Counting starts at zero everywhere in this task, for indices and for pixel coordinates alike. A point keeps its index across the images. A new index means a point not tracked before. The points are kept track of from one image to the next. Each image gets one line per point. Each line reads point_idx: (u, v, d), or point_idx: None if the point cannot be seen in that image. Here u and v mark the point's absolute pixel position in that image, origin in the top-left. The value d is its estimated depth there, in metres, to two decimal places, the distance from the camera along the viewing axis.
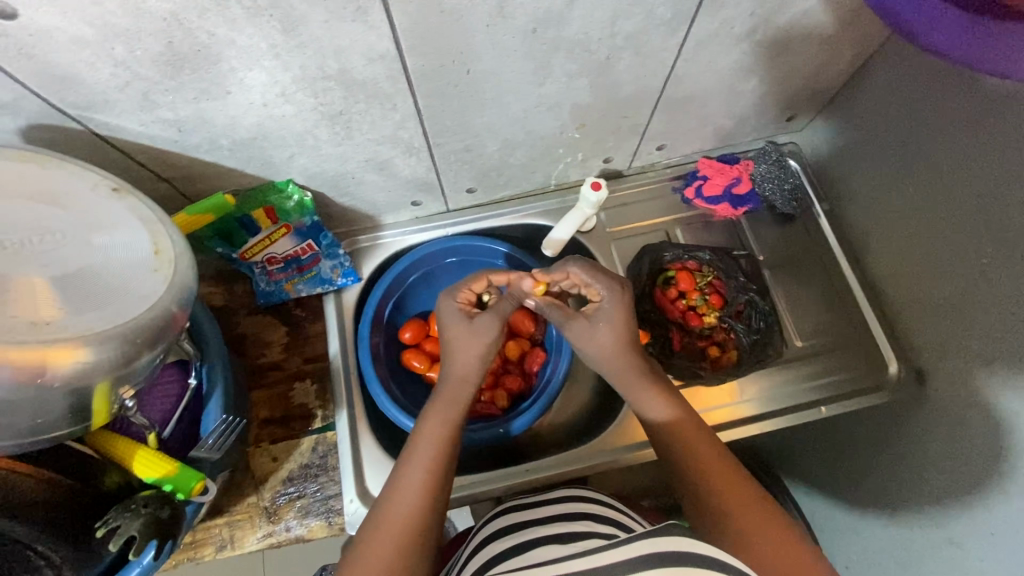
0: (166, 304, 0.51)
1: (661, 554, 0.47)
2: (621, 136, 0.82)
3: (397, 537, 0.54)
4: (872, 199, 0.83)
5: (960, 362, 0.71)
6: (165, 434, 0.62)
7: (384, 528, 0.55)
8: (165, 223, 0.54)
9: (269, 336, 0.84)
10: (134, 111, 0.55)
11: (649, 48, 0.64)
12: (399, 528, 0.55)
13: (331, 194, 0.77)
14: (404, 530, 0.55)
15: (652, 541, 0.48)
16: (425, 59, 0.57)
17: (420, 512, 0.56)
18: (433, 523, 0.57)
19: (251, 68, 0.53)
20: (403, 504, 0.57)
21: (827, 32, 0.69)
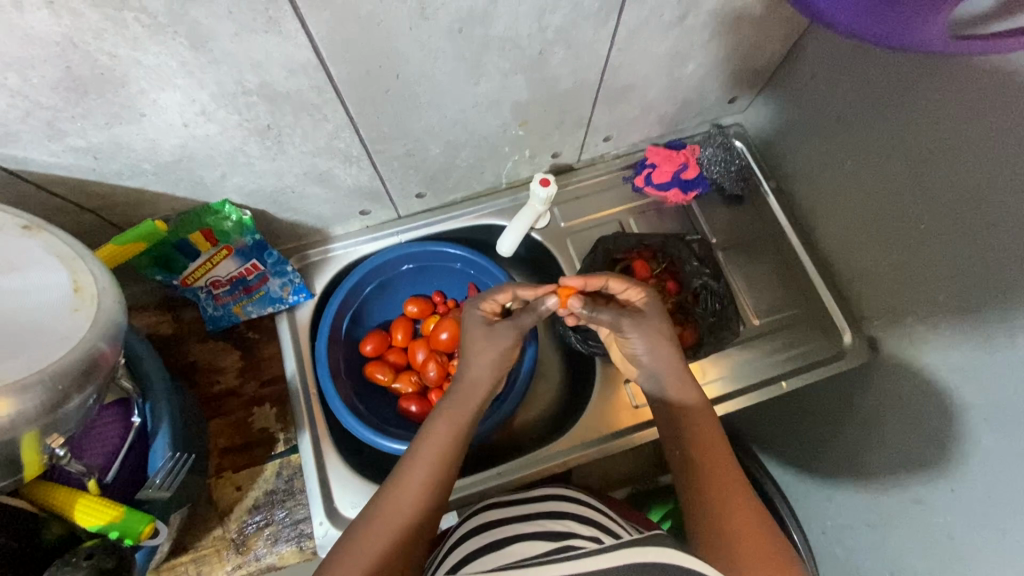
0: (90, 342, 0.47)
1: (638, 564, 0.48)
2: (566, 131, 0.81)
3: (394, 528, 0.54)
4: (816, 174, 0.85)
5: (911, 327, 0.73)
6: (107, 480, 0.58)
7: (384, 515, 0.55)
8: (85, 258, 0.50)
9: (222, 362, 0.81)
10: (41, 142, 0.52)
11: (581, 41, 0.63)
12: (396, 520, 0.55)
13: (273, 210, 0.75)
14: (402, 523, 0.55)
15: (630, 551, 0.49)
16: (351, 67, 0.55)
17: (418, 509, 0.56)
18: (427, 522, 0.57)
19: (163, 89, 0.50)
20: (405, 496, 0.57)
21: (755, 13, 0.70)
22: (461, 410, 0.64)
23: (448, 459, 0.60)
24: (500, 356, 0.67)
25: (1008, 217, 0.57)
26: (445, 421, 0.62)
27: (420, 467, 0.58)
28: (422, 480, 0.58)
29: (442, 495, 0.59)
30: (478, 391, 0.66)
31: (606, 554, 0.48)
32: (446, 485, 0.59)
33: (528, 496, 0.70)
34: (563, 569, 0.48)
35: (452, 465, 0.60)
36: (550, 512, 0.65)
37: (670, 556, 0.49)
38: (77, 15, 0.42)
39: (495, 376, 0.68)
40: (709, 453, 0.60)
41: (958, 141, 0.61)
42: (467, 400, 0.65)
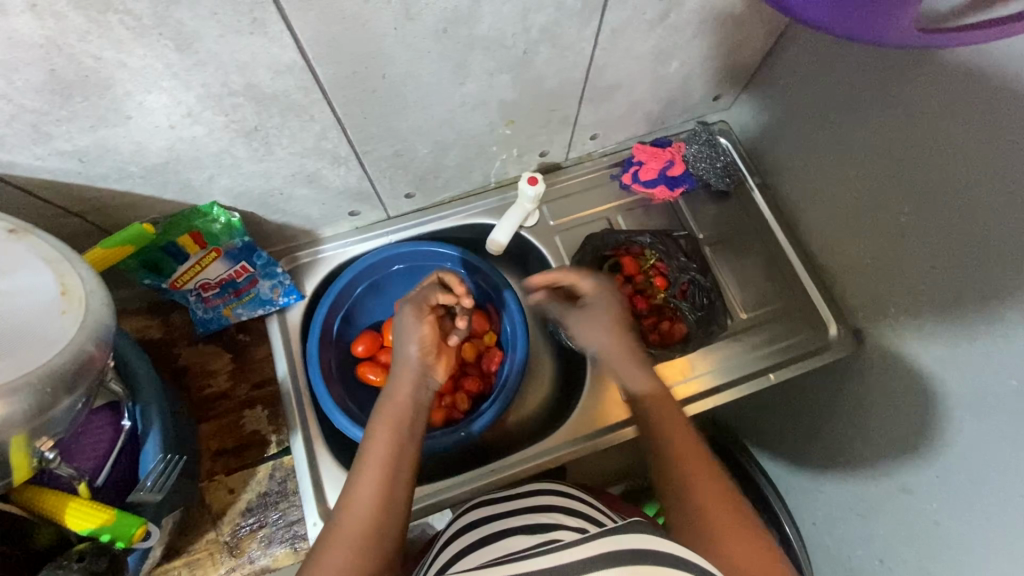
0: (80, 344, 0.48)
1: (621, 554, 0.47)
2: (553, 129, 0.82)
3: (353, 537, 0.53)
4: (799, 170, 0.86)
5: (894, 318, 0.75)
6: (98, 481, 0.59)
7: (341, 530, 0.54)
8: (74, 261, 0.50)
9: (212, 365, 0.81)
10: (26, 145, 0.52)
11: (566, 40, 0.64)
12: (353, 529, 0.54)
13: (261, 212, 0.75)
14: (361, 529, 0.54)
15: (614, 540, 0.49)
16: (337, 67, 0.55)
17: (375, 509, 0.56)
18: (389, 519, 0.55)
19: (149, 91, 0.51)
20: (361, 500, 0.56)
21: (736, 11, 0.71)
22: (396, 406, 0.65)
23: (392, 455, 0.60)
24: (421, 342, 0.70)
25: (985, 207, 0.59)
26: (383, 424, 0.63)
27: (366, 473, 0.58)
28: (371, 483, 0.57)
29: (399, 490, 0.58)
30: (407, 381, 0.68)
31: (589, 541, 0.49)
32: (400, 479, 0.59)
33: (520, 491, 0.71)
34: (543, 559, 0.48)
35: (400, 457, 0.60)
36: (539, 506, 0.66)
37: (653, 543, 0.49)
38: (60, 17, 0.42)
39: (427, 367, 0.70)
40: (678, 440, 0.61)
41: (935, 133, 0.63)
42: (398, 395, 0.66)
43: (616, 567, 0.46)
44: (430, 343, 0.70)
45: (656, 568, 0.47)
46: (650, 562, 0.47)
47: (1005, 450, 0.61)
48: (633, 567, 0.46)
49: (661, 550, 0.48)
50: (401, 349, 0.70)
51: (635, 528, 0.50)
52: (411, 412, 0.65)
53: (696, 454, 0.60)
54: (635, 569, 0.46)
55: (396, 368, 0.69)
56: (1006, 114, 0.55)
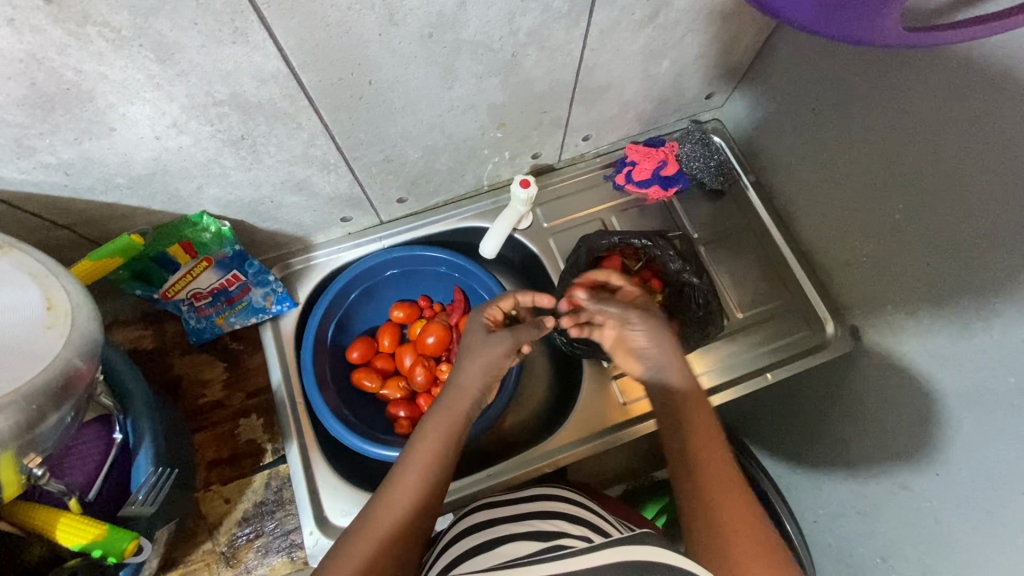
0: (66, 360, 0.47)
1: (626, 564, 0.48)
2: (545, 131, 0.81)
3: (384, 538, 0.55)
4: (793, 167, 0.86)
5: (890, 316, 0.75)
6: (89, 497, 0.58)
7: (374, 527, 0.55)
8: (59, 275, 0.50)
9: (207, 374, 0.81)
10: (10, 159, 0.51)
11: (554, 42, 0.64)
12: (385, 528, 0.55)
13: (252, 220, 0.74)
14: (390, 530, 0.55)
15: (618, 550, 0.49)
16: (323, 75, 0.55)
17: (409, 517, 0.57)
18: (420, 527, 0.57)
19: (132, 102, 0.50)
20: (396, 504, 0.57)
21: (726, 9, 0.71)
22: (451, 419, 0.64)
23: (438, 468, 0.60)
24: (497, 368, 0.68)
25: (980, 203, 0.58)
26: (436, 433, 0.63)
27: (410, 479, 0.59)
28: (411, 487, 0.58)
29: (432, 504, 0.59)
30: (468, 398, 0.66)
31: (603, 552, 0.49)
32: (435, 494, 0.60)
33: (521, 495, 0.71)
34: (553, 567, 0.48)
35: (443, 473, 0.61)
36: (540, 511, 0.66)
37: (663, 557, 0.49)
38: (38, 31, 0.42)
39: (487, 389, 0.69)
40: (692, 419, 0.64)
41: (929, 129, 0.62)
42: (457, 408, 0.65)
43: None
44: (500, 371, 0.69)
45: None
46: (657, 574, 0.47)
47: (1001, 447, 0.60)
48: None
49: (670, 564, 0.49)
50: (472, 365, 0.67)
51: (642, 541, 0.51)
52: (463, 428, 0.65)
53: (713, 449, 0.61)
54: None
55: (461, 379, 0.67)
56: (1000, 110, 0.54)
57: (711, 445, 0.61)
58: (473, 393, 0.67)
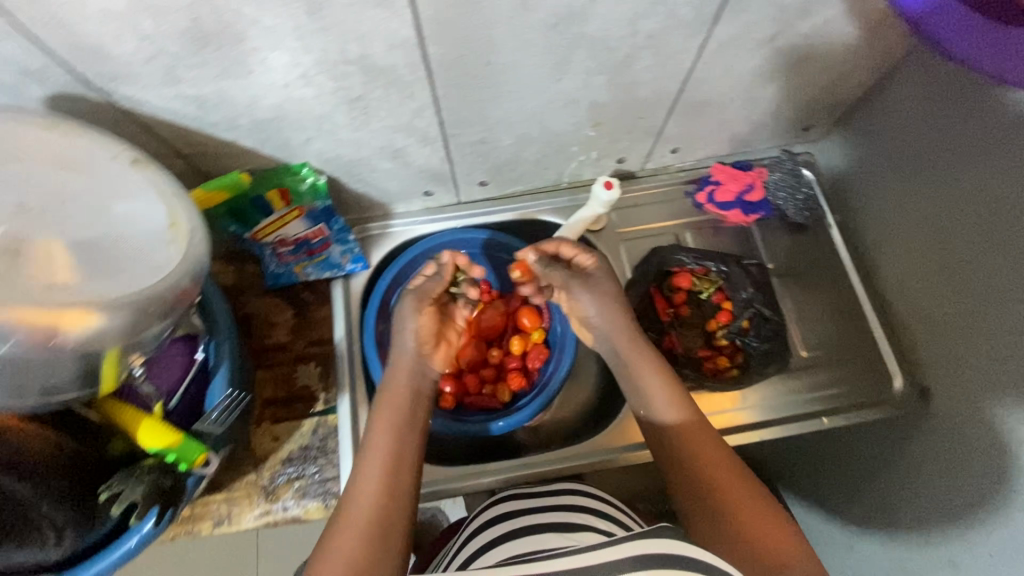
0: (177, 279, 0.51)
1: (649, 556, 0.48)
2: (635, 137, 0.82)
3: (363, 535, 0.53)
4: (884, 212, 0.83)
5: (964, 379, 0.71)
6: (172, 405, 0.63)
7: (348, 521, 0.54)
8: (181, 197, 0.53)
9: (275, 317, 0.85)
10: (156, 86, 0.56)
11: (669, 49, 0.64)
12: (360, 524, 0.54)
13: (345, 179, 0.78)
14: (364, 523, 0.54)
15: (643, 543, 0.48)
16: (446, 48, 0.57)
17: (380, 507, 0.55)
18: (399, 511, 0.56)
19: (274, 49, 0.54)
20: (364, 497, 0.56)
21: (848, 41, 0.69)
22: (395, 404, 0.64)
23: (398, 449, 0.60)
24: (422, 329, 0.69)
25: None
26: (386, 415, 0.63)
27: (372, 468, 0.58)
28: (375, 475, 0.57)
29: (407, 484, 0.58)
30: (402, 373, 0.67)
31: (606, 547, 0.48)
32: (405, 473, 0.59)
33: (558, 487, 0.71)
34: (575, 560, 0.48)
35: (404, 455, 0.60)
36: (571, 506, 0.67)
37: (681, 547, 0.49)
38: None
39: (426, 355, 0.69)
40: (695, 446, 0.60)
41: None
42: (394, 388, 0.66)
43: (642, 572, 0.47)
44: (433, 330, 0.70)
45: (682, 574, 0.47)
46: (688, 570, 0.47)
47: None
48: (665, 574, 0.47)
49: (685, 553, 0.48)
50: (398, 340, 0.69)
51: (660, 534, 0.49)
52: (412, 402, 0.65)
53: (717, 461, 0.58)
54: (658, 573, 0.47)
55: (392, 359, 0.68)
56: None
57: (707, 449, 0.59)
58: (413, 361, 0.68)
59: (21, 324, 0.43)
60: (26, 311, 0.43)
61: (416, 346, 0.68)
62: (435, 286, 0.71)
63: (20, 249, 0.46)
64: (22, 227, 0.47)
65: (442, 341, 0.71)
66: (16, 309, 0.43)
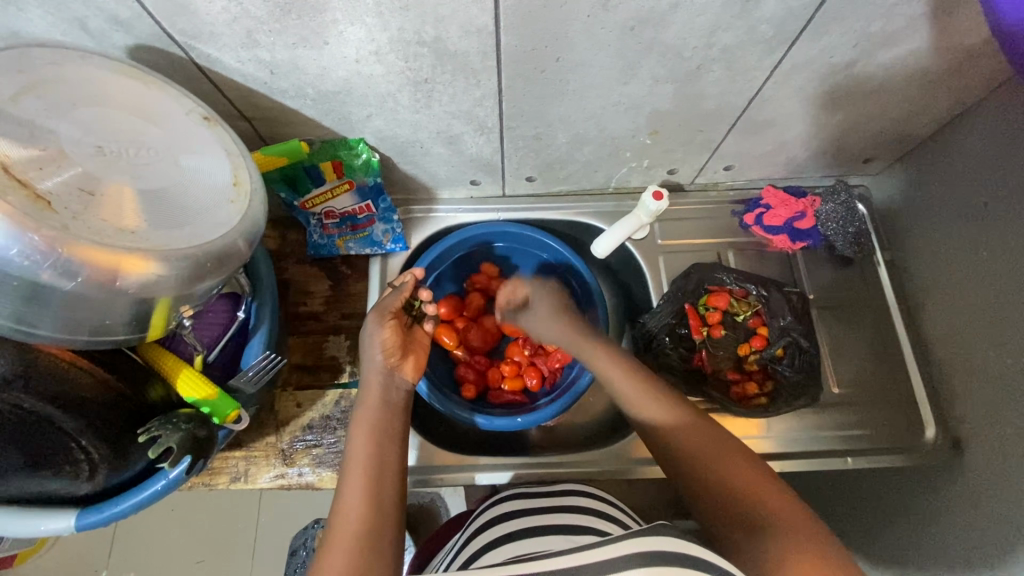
0: (235, 235, 0.52)
1: (647, 554, 0.46)
2: (691, 150, 0.81)
3: (351, 543, 0.54)
4: (936, 255, 0.80)
5: (1004, 438, 0.69)
6: (211, 358, 0.65)
7: (336, 533, 0.55)
8: (245, 158, 0.56)
9: (312, 286, 0.86)
10: (235, 47, 0.57)
11: (742, 65, 0.63)
12: (350, 534, 0.54)
13: (397, 160, 0.79)
14: (353, 531, 0.55)
15: (640, 541, 0.48)
16: (520, 40, 0.57)
17: (365, 515, 0.56)
18: (384, 517, 0.57)
19: (352, 23, 0.54)
20: (349, 508, 0.57)
21: (928, 76, 0.67)
22: (368, 414, 0.65)
23: (378, 457, 0.61)
24: (383, 344, 0.69)
25: None
26: (363, 425, 0.64)
27: (355, 477, 0.59)
28: (358, 484, 0.58)
29: (390, 489, 0.59)
30: (372, 386, 0.67)
31: (602, 547, 0.47)
32: (387, 480, 0.60)
33: (567, 488, 0.71)
34: (571, 560, 0.47)
35: (384, 461, 0.61)
36: (581, 510, 0.66)
37: (685, 548, 0.48)
38: None
39: (395, 367, 0.69)
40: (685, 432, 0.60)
41: None
42: (367, 401, 0.66)
43: (637, 568, 0.45)
44: (395, 342, 0.70)
45: (679, 570, 0.46)
46: (691, 568, 0.46)
47: None
48: (666, 570, 0.46)
49: (686, 553, 0.47)
50: (364, 358, 0.70)
51: (659, 532, 0.49)
52: (385, 410, 0.66)
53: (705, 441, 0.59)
54: (656, 570, 0.45)
55: (362, 375, 0.69)
56: None
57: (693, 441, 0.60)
58: (379, 374, 0.68)
59: (89, 264, 0.45)
60: (93, 251, 0.45)
61: (381, 360, 0.69)
62: (394, 301, 0.72)
63: (93, 188, 0.47)
64: (94, 168, 0.47)
65: (410, 353, 0.71)
66: (84, 248, 0.44)
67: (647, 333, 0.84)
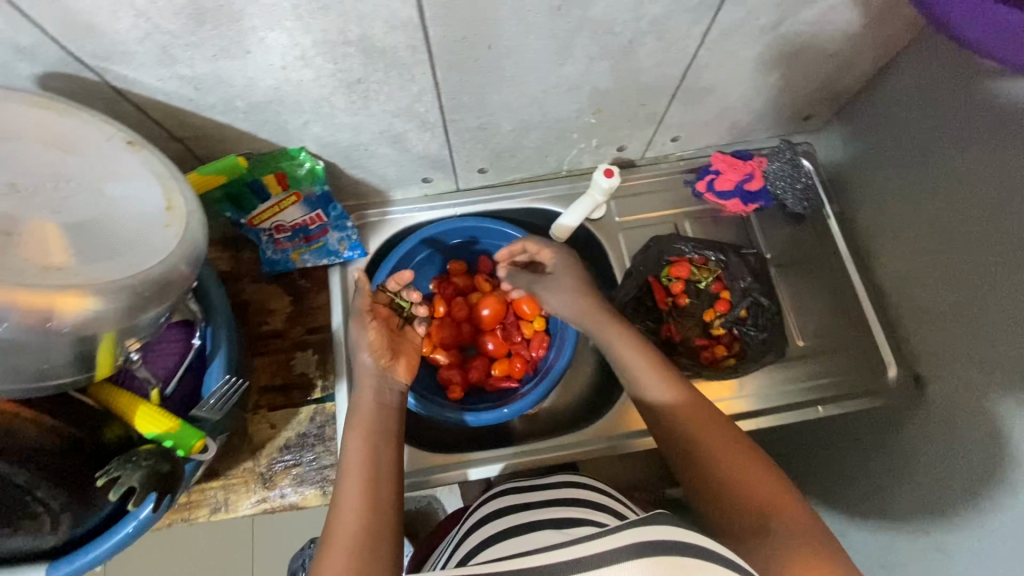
0: (175, 260, 0.50)
1: (642, 545, 0.46)
2: (637, 125, 0.81)
3: (350, 550, 0.52)
4: (883, 202, 0.83)
5: (957, 369, 0.72)
6: (168, 391, 0.63)
7: (334, 539, 0.53)
8: (177, 179, 0.53)
9: (272, 304, 0.84)
10: (152, 65, 0.55)
11: (673, 34, 0.64)
12: (348, 541, 0.53)
13: (343, 164, 0.77)
14: (350, 538, 0.53)
15: (637, 532, 0.47)
16: (449, 30, 0.56)
17: (362, 521, 0.55)
18: (380, 521, 0.55)
19: (272, 29, 0.53)
20: (347, 513, 0.55)
21: (852, 29, 0.69)
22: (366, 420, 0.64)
23: (374, 460, 0.60)
24: (372, 345, 0.68)
25: None
26: (355, 435, 0.62)
27: (351, 482, 0.58)
28: (356, 488, 0.57)
29: (386, 493, 0.58)
30: (366, 391, 0.67)
31: (600, 539, 0.47)
32: (383, 484, 0.58)
33: (552, 481, 0.72)
34: (566, 552, 0.46)
35: (380, 465, 0.60)
36: (569, 500, 0.66)
37: (677, 536, 0.47)
38: None
39: (385, 370, 0.68)
40: (694, 424, 0.61)
41: None
42: (362, 407, 0.65)
43: (633, 560, 0.45)
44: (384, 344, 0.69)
45: (671, 558, 0.45)
46: (688, 559, 0.46)
47: None
48: (665, 561, 0.45)
49: (687, 542, 0.47)
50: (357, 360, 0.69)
51: (655, 521, 0.48)
52: (380, 416, 0.65)
53: (709, 426, 0.60)
54: (652, 560, 0.45)
55: (357, 379, 0.68)
56: None
57: (716, 437, 0.59)
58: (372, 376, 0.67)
59: (18, 308, 0.42)
60: (22, 294, 0.42)
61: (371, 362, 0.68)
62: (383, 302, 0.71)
63: (12, 228, 0.45)
64: (11, 208, 0.45)
65: (400, 354, 0.71)
66: (10, 291, 0.42)
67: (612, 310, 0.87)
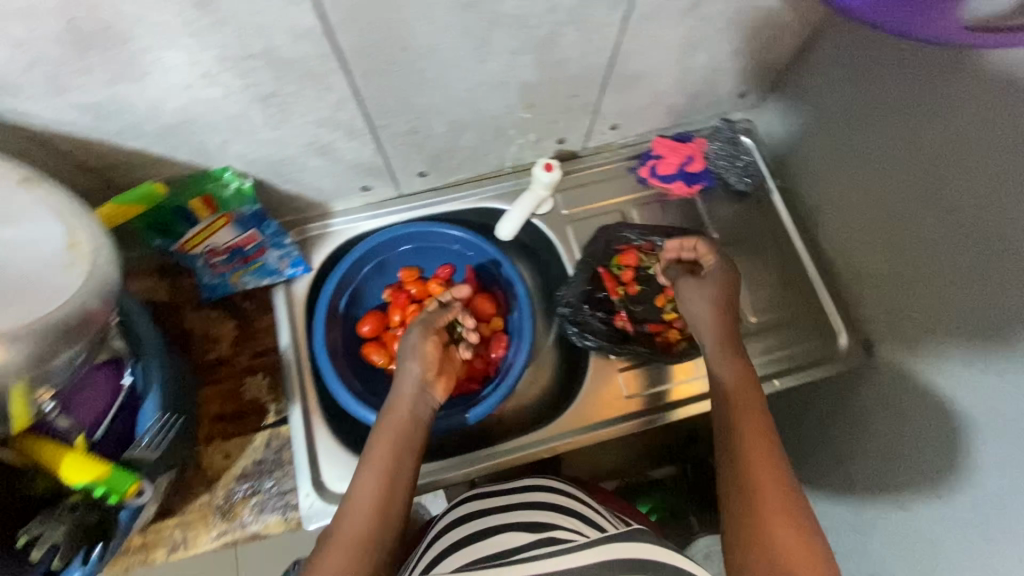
0: (81, 300, 0.48)
1: (611, 562, 0.46)
2: (572, 116, 0.80)
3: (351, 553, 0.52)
4: (823, 172, 0.83)
5: (902, 330, 0.73)
6: (97, 436, 0.61)
7: (338, 538, 0.53)
8: (82, 214, 0.50)
9: (216, 330, 0.81)
10: (44, 96, 0.52)
11: (592, 23, 0.63)
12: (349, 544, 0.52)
13: (274, 180, 0.75)
14: (354, 542, 0.53)
15: (608, 547, 0.47)
16: (358, 35, 0.54)
17: (369, 527, 0.54)
18: (386, 532, 0.54)
19: (168, 48, 0.50)
20: (357, 513, 0.55)
21: (770, 5, 0.69)
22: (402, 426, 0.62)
23: (391, 468, 0.58)
24: (427, 357, 0.68)
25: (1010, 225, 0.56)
26: (388, 433, 0.62)
27: (366, 483, 0.57)
28: (370, 490, 0.56)
29: (398, 504, 0.56)
30: (408, 397, 0.65)
31: (580, 550, 0.47)
32: (398, 493, 0.57)
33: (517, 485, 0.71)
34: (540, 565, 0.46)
35: (400, 474, 0.58)
36: (529, 502, 0.66)
37: (638, 548, 0.47)
38: None
39: (427, 384, 0.67)
40: (744, 402, 0.61)
41: (976, 139, 0.59)
42: (398, 412, 0.64)
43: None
44: (434, 358, 0.69)
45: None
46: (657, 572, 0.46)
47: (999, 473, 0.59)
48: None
49: (661, 561, 0.47)
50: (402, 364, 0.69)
51: (624, 536, 0.48)
52: (412, 427, 0.63)
53: (752, 407, 0.61)
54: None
55: (399, 379, 0.67)
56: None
57: (751, 411, 0.60)
58: (416, 388, 0.66)
59: None
60: None
61: (417, 375, 0.67)
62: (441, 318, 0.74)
63: None
64: None
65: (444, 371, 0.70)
66: None
67: (567, 305, 0.85)
